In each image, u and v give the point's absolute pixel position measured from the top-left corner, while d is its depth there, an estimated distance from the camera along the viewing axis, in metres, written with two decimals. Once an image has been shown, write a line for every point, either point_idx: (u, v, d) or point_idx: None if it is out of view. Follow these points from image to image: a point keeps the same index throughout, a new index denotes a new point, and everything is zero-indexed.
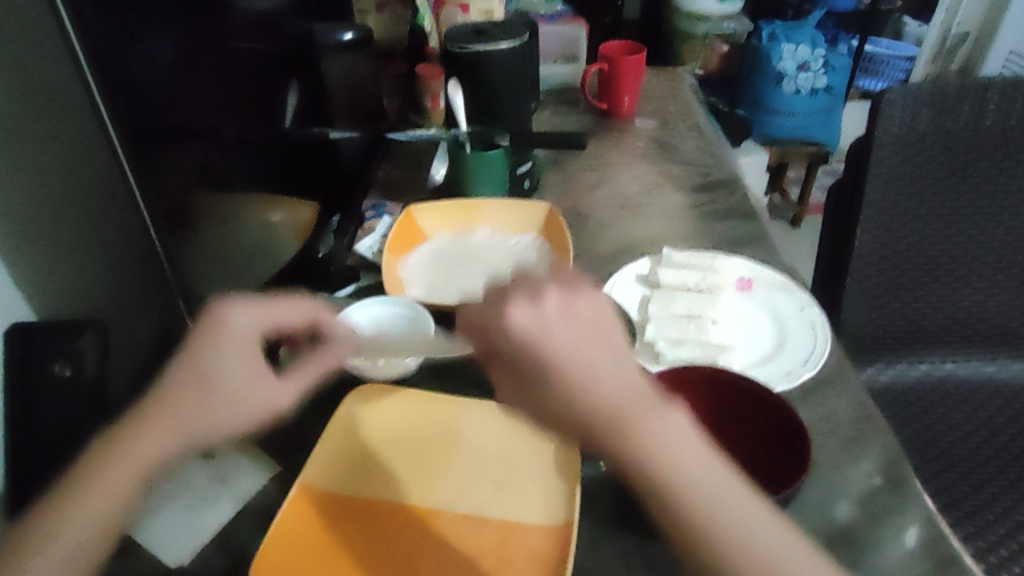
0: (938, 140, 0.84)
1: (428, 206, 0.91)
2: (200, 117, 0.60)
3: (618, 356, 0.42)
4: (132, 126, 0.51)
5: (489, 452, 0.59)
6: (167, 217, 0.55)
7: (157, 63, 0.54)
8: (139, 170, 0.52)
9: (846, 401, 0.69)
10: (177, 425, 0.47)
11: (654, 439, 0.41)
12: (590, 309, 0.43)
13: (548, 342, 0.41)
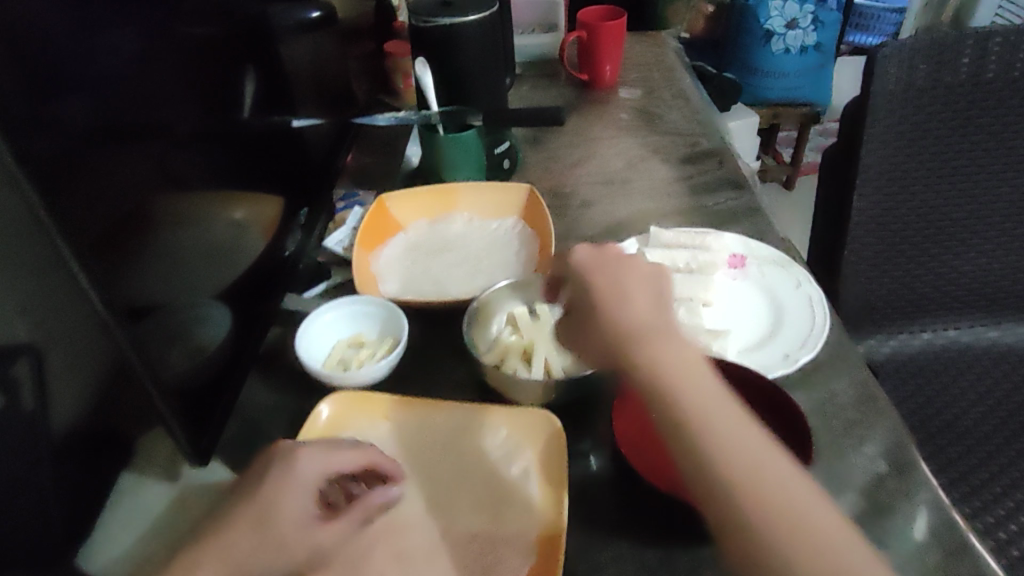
0: (937, 96, 0.79)
1: (400, 193, 0.86)
2: (153, 111, 0.55)
3: (654, 313, 0.51)
4: (66, 145, 0.45)
5: (472, 458, 0.59)
6: (113, 225, 0.50)
7: (88, 69, 0.47)
8: (79, 193, 0.46)
9: (845, 381, 0.65)
10: (242, 527, 0.51)
11: (670, 355, 0.48)
12: (642, 300, 0.52)
13: (602, 285, 0.53)
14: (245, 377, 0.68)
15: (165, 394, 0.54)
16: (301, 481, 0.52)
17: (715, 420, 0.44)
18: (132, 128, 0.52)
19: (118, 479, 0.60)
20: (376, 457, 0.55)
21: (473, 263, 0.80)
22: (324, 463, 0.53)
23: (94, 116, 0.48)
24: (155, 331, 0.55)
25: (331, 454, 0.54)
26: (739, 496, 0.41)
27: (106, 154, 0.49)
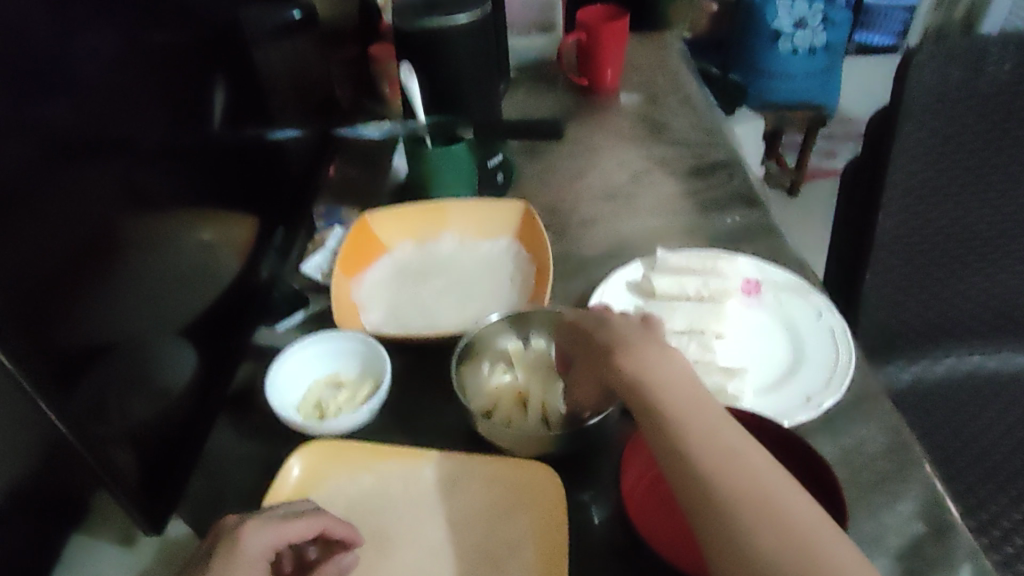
0: (971, 106, 0.73)
1: (385, 211, 0.79)
2: (103, 127, 0.49)
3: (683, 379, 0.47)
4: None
5: (460, 517, 0.53)
6: (39, 263, 0.43)
7: (23, 87, 0.41)
8: (9, 226, 0.41)
9: (875, 427, 0.59)
10: None
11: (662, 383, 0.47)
12: (669, 352, 0.50)
13: (621, 330, 0.51)
14: (212, 422, 0.61)
15: (116, 444, 0.48)
16: (251, 557, 0.45)
17: (745, 484, 0.41)
18: (82, 147, 0.47)
19: (67, 541, 0.56)
20: (331, 523, 0.49)
21: (464, 289, 0.74)
22: (275, 533, 0.46)
23: (31, 138, 0.42)
24: (109, 365, 0.50)
25: (280, 525, 0.47)
26: (742, 516, 0.39)
27: (50, 180, 0.44)
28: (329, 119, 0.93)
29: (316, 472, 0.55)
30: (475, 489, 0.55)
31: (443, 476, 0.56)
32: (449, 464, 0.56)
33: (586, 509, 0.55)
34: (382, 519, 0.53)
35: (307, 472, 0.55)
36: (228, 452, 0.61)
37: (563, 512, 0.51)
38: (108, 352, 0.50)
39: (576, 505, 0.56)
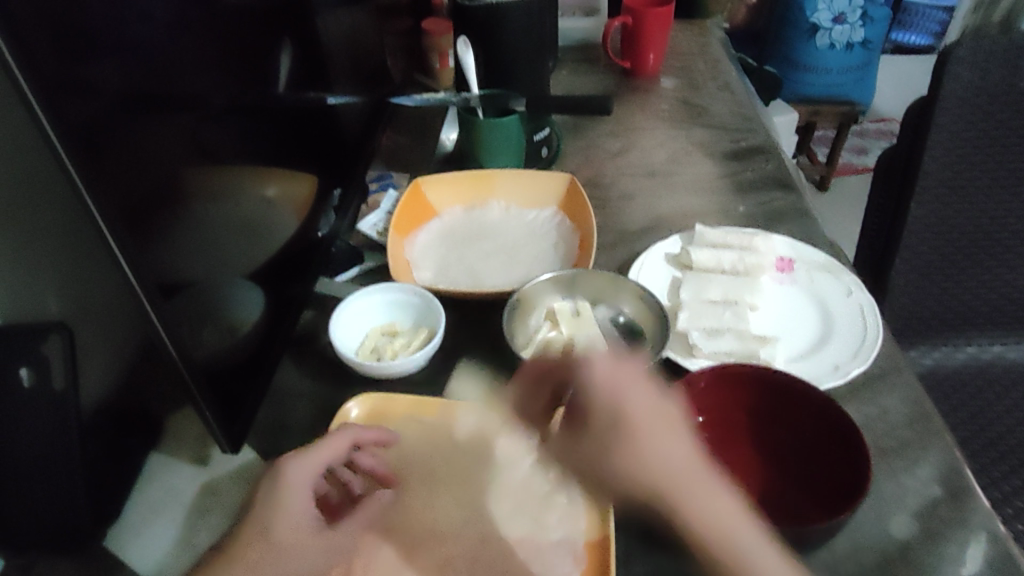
0: (1009, 102, 0.75)
1: (437, 176, 0.83)
2: (188, 85, 0.53)
3: (644, 396, 0.50)
4: (91, 117, 0.42)
5: (507, 460, 0.57)
6: (138, 206, 0.47)
7: (130, 42, 0.45)
8: (109, 165, 0.43)
9: (899, 399, 0.63)
10: (246, 536, 0.47)
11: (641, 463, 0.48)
12: (631, 403, 0.49)
13: (598, 401, 0.50)
14: (277, 361, 0.66)
15: (189, 378, 0.51)
16: (292, 484, 0.49)
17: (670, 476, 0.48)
18: (163, 99, 0.49)
19: (144, 461, 0.59)
20: (360, 432, 0.53)
21: (510, 252, 0.78)
22: (308, 465, 0.50)
23: (124, 86, 0.45)
24: (186, 305, 0.53)
25: (311, 452, 0.51)
26: (670, 505, 0.47)
27: (140, 126, 0.47)
28: (382, 89, 0.97)
29: (368, 415, 0.58)
30: (521, 436, 0.57)
31: (484, 422, 0.59)
32: (490, 412, 0.59)
33: None
34: (432, 461, 0.57)
35: (359, 415, 0.58)
36: (291, 389, 0.66)
37: None
38: (180, 292, 0.52)
39: None
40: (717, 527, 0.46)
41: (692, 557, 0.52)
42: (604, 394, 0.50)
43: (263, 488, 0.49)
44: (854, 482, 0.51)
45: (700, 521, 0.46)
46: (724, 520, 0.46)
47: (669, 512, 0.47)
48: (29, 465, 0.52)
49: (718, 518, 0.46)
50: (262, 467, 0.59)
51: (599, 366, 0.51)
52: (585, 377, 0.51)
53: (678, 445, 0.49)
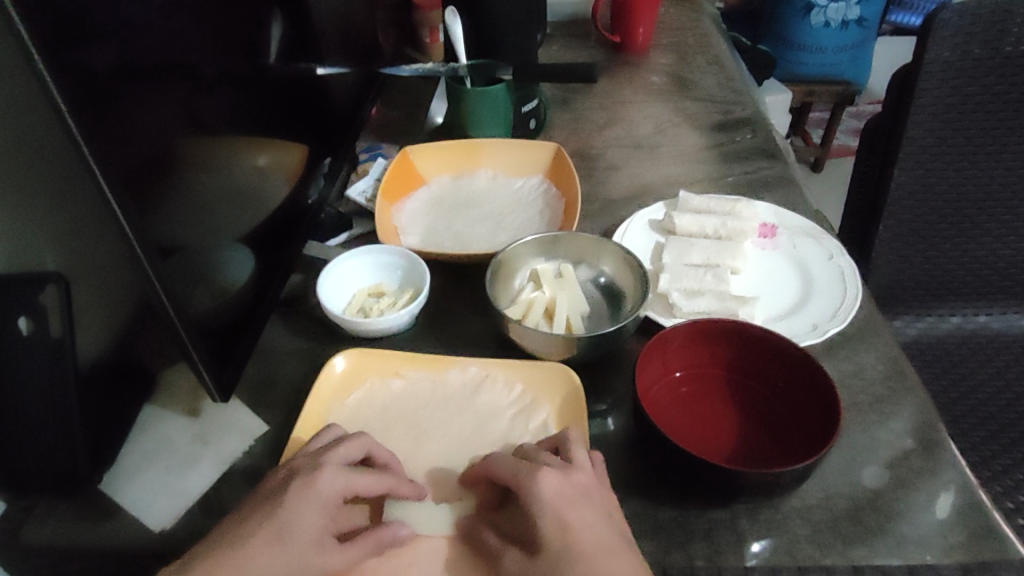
0: (992, 66, 0.76)
1: (426, 145, 0.84)
2: (177, 55, 0.53)
3: (590, 505, 0.47)
4: (91, 78, 0.43)
5: (489, 412, 0.59)
6: (136, 173, 0.48)
7: (123, 9, 0.46)
8: (108, 124, 0.44)
9: (876, 356, 0.64)
10: (258, 539, 0.45)
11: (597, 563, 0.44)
12: (578, 504, 0.46)
13: (547, 495, 0.46)
14: (266, 320, 0.68)
15: (182, 332, 0.53)
16: (320, 496, 0.46)
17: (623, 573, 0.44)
18: (153, 67, 0.50)
19: (139, 411, 0.61)
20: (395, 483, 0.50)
21: (497, 219, 0.79)
22: (345, 481, 0.47)
23: (116, 53, 0.45)
24: (182, 272, 0.55)
25: (353, 471, 0.48)
26: None
27: (132, 94, 0.47)
28: (372, 62, 0.98)
29: (359, 372, 0.61)
30: (504, 388, 0.60)
31: (467, 376, 0.61)
32: (475, 367, 0.61)
33: (600, 414, 0.61)
34: (417, 412, 0.59)
35: (350, 370, 0.61)
36: (281, 347, 0.68)
37: (580, 406, 0.57)
38: (173, 255, 0.53)
39: (593, 410, 0.61)
40: None
41: (668, 504, 0.54)
42: (554, 509, 0.46)
43: (286, 491, 0.46)
44: (826, 428, 0.52)
45: None
46: None
47: None
48: (24, 412, 0.54)
49: None
50: (251, 419, 0.61)
51: (548, 486, 0.46)
52: (531, 505, 0.46)
53: (617, 544, 0.46)
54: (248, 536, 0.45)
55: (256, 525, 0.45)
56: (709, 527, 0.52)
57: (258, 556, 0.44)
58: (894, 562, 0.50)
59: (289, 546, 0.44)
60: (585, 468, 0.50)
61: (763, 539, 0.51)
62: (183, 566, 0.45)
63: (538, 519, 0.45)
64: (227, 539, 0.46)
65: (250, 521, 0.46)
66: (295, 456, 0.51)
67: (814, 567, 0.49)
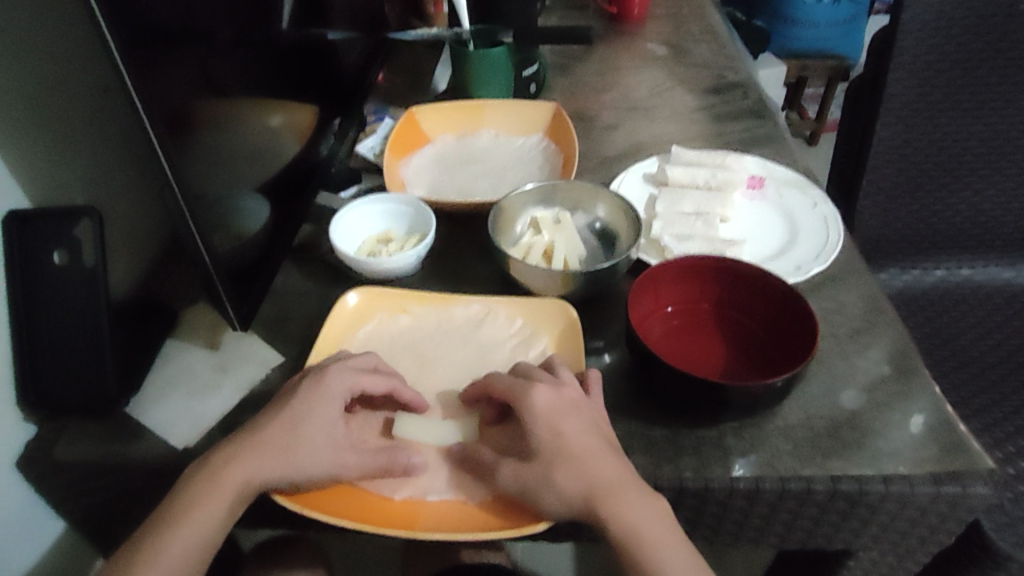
0: (969, 25, 0.80)
1: (429, 105, 0.88)
2: (206, 15, 0.57)
3: (578, 414, 0.51)
4: (134, 36, 0.47)
5: (491, 343, 0.63)
6: (172, 116, 0.53)
7: None
8: (145, 83, 0.49)
9: (856, 295, 0.69)
10: (275, 433, 0.50)
11: (579, 462, 0.49)
12: (567, 411, 0.51)
13: (539, 403, 0.51)
14: (279, 264, 0.72)
15: (212, 270, 0.59)
16: (332, 390, 0.52)
17: (601, 472, 0.49)
18: (178, 32, 0.53)
19: (162, 345, 0.65)
20: (403, 386, 0.55)
21: (498, 174, 0.82)
22: (356, 381, 0.53)
23: (147, 18, 0.49)
24: (210, 214, 0.59)
25: (363, 375, 0.54)
26: (594, 509, 0.48)
27: (168, 45, 0.52)
28: (376, 30, 1.02)
29: (368, 308, 0.65)
30: (504, 322, 0.64)
31: (469, 311, 0.65)
32: (476, 303, 0.65)
33: (597, 348, 0.65)
34: (423, 343, 0.63)
35: (360, 307, 0.65)
36: (295, 292, 0.72)
37: (577, 336, 0.61)
38: (206, 197, 0.58)
39: (590, 346, 0.65)
40: (636, 539, 0.47)
41: (660, 424, 0.58)
42: (543, 418, 0.50)
43: (301, 393, 0.52)
44: (805, 350, 0.56)
45: (619, 524, 0.47)
46: (648, 524, 0.48)
47: (584, 509, 0.48)
48: (56, 343, 0.58)
49: (635, 527, 0.47)
50: (267, 351, 0.65)
51: (541, 398, 0.51)
52: (525, 416, 0.50)
53: (601, 448, 0.50)
54: (265, 432, 0.50)
55: (273, 422, 0.51)
56: (697, 444, 0.56)
57: (273, 450, 0.49)
58: (868, 472, 0.54)
59: (306, 440, 0.50)
60: (577, 386, 0.54)
61: (747, 453, 0.55)
62: (207, 459, 0.50)
63: (528, 423, 0.50)
64: (245, 434, 0.51)
65: (265, 419, 0.52)
66: (310, 367, 0.56)
67: (794, 476, 0.54)
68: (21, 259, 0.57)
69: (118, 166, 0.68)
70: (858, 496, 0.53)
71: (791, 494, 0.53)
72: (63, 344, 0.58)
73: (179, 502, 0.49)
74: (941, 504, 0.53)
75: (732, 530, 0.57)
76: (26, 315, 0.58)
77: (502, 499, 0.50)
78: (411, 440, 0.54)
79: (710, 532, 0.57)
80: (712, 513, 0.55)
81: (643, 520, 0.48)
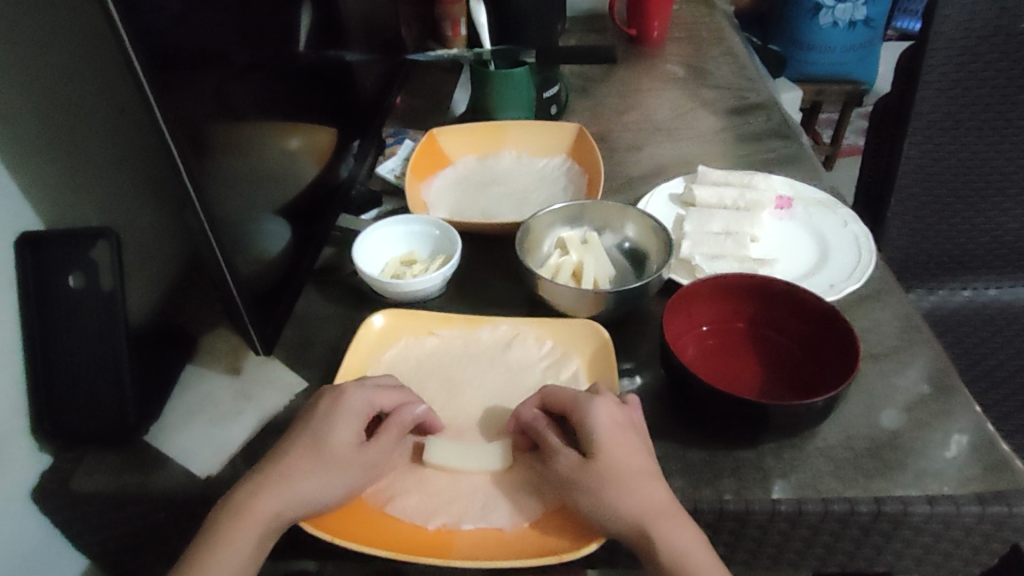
0: (995, 44, 0.79)
1: (452, 127, 0.88)
2: (223, 36, 0.57)
3: (624, 436, 0.49)
4: (155, 54, 0.47)
5: (521, 365, 0.61)
6: (192, 134, 0.52)
7: None
8: (166, 102, 0.48)
9: (891, 313, 0.67)
10: (300, 455, 0.49)
11: (628, 492, 0.46)
12: (613, 434, 0.49)
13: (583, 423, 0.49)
14: (302, 289, 0.71)
15: (235, 296, 0.58)
16: (351, 406, 0.51)
17: (649, 497, 0.46)
18: (195, 54, 0.53)
19: (181, 370, 0.64)
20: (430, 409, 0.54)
21: (522, 195, 0.81)
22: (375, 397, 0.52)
23: (167, 38, 0.48)
24: (230, 234, 0.58)
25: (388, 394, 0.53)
26: (641, 537, 0.45)
27: (187, 62, 0.51)
28: (395, 53, 1.02)
29: (396, 329, 0.64)
30: (533, 345, 0.62)
31: (496, 333, 0.63)
32: (505, 324, 0.63)
33: (627, 369, 0.63)
34: (450, 366, 0.61)
35: (388, 327, 0.63)
36: (317, 315, 0.72)
37: (610, 355, 0.59)
38: (226, 220, 0.57)
39: (620, 368, 0.63)
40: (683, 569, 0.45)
41: (695, 446, 0.55)
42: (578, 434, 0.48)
43: (324, 414, 0.51)
44: (845, 369, 0.55)
45: (670, 554, 0.45)
46: (696, 553, 0.46)
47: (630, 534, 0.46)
48: (70, 367, 0.57)
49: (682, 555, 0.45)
50: (289, 377, 0.64)
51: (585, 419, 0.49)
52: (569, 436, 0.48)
53: (648, 474, 0.48)
54: (293, 455, 0.49)
55: (299, 443, 0.50)
56: (736, 466, 0.54)
57: (303, 472, 0.48)
58: (912, 493, 0.51)
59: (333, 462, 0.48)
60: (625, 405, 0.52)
61: (787, 475, 0.53)
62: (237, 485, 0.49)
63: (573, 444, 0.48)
64: (274, 456, 0.50)
65: (295, 441, 0.50)
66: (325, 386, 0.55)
67: (837, 498, 0.51)
68: (34, 284, 0.56)
69: (134, 190, 0.68)
70: (902, 518, 0.50)
71: (834, 516, 0.51)
72: (75, 368, 0.57)
73: (202, 540, 0.47)
74: (987, 525, 0.51)
75: (772, 554, 0.55)
76: (39, 340, 0.56)
77: (541, 525, 0.48)
78: (444, 465, 0.52)
79: (749, 557, 0.55)
80: (752, 537, 0.53)
81: (690, 549, 0.46)
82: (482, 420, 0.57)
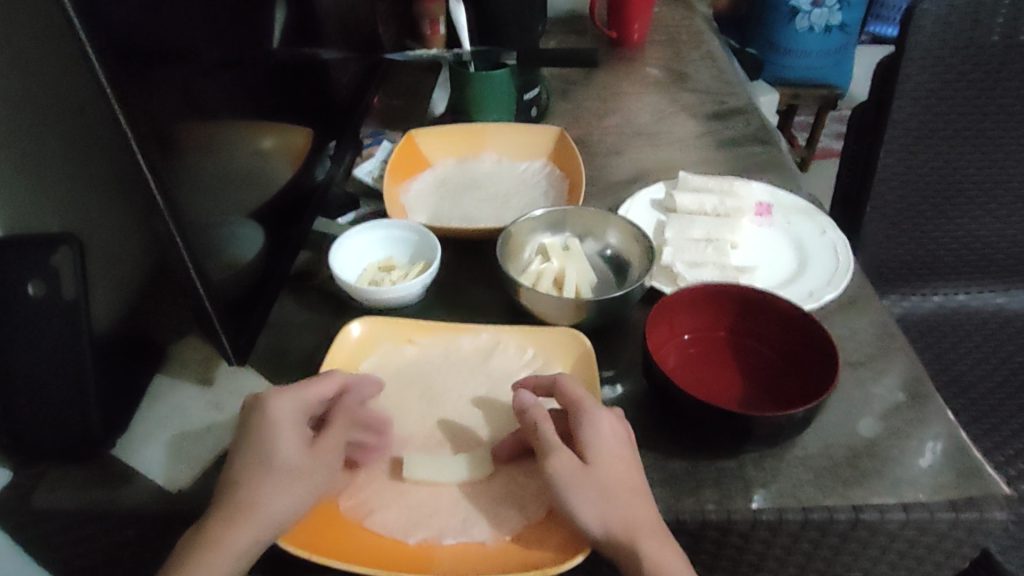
0: (969, 55, 0.80)
1: (432, 129, 0.86)
2: (193, 32, 0.55)
3: (609, 450, 0.48)
4: (118, 51, 0.45)
5: (501, 375, 0.60)
6: (160, 136, 0.50)
7: None
8: (131, 102, 0.46)
9: (868, 321, 0.67)
10: (250, 473, 0.47)
11: (611, 506, 0.46)
12: (597, 448, 0.48)
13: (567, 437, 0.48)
14: (275, 301, 0.69)
15: (206, 302, 0.56)
16: (281, 418, 0.49)
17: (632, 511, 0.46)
18: (162, 52, 0.50)
19: (150, 381, 0.63)
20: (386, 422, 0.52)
21: (503, 199, 0.81)
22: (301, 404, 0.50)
23: (132, 35, 0.46)
24: (200, 238, 0.56)
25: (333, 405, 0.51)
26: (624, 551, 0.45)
27: (153, 60, 0.49)
28: (373, 52, 1.00)
29: (376, 335, 0.62)
30: (514, 354, 0.61)
31: (478, 340, 0.62)
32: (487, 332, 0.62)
33: (609, 378, 0.62)
34: (430, 374, 0.60)
35: (368, 334, 0.62)
36: (291, 321, 0.70)
37: (591, 365, 0.58)
38: (196, 223, 0.55)
39: (601, 376, 0.62)
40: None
41: (678, 456, 0.55)
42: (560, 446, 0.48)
43: (258, 429, 0.48)
44: (825, 378, 0.55)
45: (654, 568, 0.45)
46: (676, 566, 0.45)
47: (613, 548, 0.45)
48: (31, 378, 0.55)
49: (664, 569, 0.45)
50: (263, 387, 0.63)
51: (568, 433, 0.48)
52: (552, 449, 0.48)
53: (631, 488, 0.47)
54: (254, 471, 0.47)
55: (249, 461, 0.47)
56: (717, 476, 0.54)
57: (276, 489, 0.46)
58: (889, 500, 0.52)
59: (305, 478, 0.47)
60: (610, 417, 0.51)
61: (767, 484, 0.53)
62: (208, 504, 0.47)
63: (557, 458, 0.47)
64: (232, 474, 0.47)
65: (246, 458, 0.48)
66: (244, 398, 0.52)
67: (816, 507, 0.51)
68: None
69: None
70: (879, 525, 0.51)
71: (813, 525, 0.51)
72: (37, 378, 0.55)
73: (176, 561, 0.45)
74: (959, 531, 0.52)
75: (751, 563, 0.55)
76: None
77: (524, 538, 0.48)
78: (423, 479, 0.51)
79: (729, 566, 0.55)
80: (732, 546, 0.53)
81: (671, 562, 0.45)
82: (461, 431, 0.56)
